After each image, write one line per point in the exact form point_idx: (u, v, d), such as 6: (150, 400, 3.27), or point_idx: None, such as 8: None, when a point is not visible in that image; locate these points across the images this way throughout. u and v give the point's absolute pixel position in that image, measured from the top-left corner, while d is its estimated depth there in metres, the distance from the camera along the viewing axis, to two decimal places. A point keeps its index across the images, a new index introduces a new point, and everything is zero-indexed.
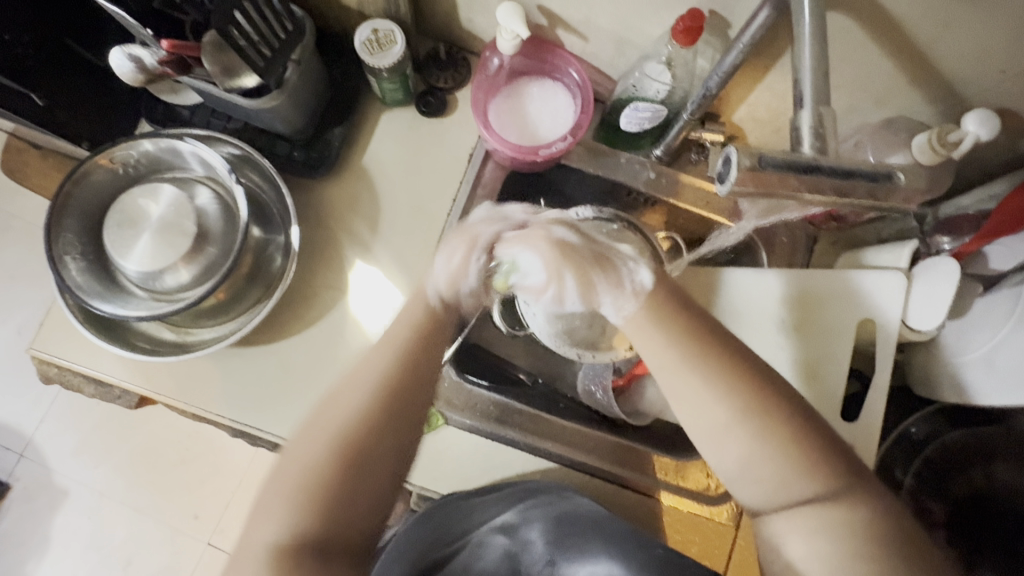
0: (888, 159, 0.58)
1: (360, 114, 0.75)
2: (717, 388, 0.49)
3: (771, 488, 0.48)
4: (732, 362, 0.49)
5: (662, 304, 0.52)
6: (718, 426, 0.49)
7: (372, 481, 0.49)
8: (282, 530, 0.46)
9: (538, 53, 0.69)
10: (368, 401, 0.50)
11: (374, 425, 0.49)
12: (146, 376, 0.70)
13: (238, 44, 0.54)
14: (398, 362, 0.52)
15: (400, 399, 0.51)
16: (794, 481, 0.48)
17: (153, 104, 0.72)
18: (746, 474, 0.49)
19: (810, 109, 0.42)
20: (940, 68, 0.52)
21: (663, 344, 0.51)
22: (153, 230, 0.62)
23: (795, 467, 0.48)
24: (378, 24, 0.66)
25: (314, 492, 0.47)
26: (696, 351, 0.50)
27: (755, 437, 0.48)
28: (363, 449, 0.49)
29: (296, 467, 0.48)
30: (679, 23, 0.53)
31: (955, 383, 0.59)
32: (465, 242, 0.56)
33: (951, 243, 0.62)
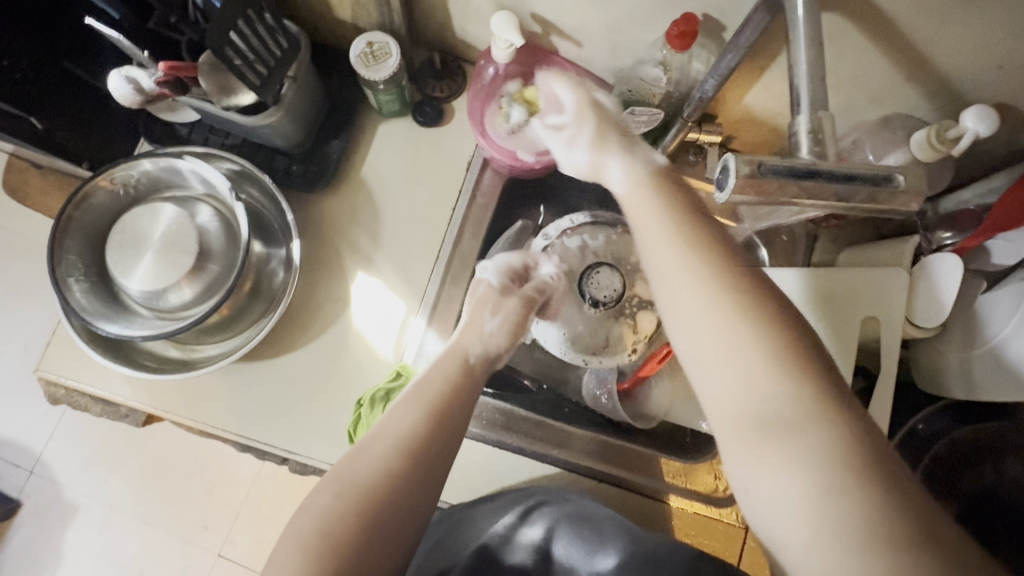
0: (887, 157, 0.59)
1: (357, 126, 0.75)
2: (697, 273, 0.43)
3: (751, 382, 0.40)
4: (725, 257, 0.43)
5: (662, 193, 0.47)
6: (689, 313, 0.43)
7: (392, 545, 0.47)
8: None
9: (534, 61, 0.70)
10: (395, 459, 0.48)
11: (400, 483, 0.48)
12: (152, 394, 0.70)
13: (233, 63, 0.54)
14: (425, 422, 0.51)
15: (419, 466, 0.49)
16: (768, 384, 0.39)
17: (152, 122, 0.73)
18: (713, 370, 0.42)
19: (807, 113, 0.41)
20: (937, 64, 0.51)
21: (643, 224, 0.46)
22: (155, 250, 0.62)
23: (773, 366, 0.39)
24: (372, 36, 0.66)
25: (325, 552, 0.45)
26: (683, 236, 0.44)
27: (725, 328, 0.41)
28: (384, 509, 0.47)
29: (313, 526, 0.46)
30: (673, 28, 0.54)
31: (962, 378, 0.59)
32: (491, 304, 0.62)
33: (953, 238, 0.62)
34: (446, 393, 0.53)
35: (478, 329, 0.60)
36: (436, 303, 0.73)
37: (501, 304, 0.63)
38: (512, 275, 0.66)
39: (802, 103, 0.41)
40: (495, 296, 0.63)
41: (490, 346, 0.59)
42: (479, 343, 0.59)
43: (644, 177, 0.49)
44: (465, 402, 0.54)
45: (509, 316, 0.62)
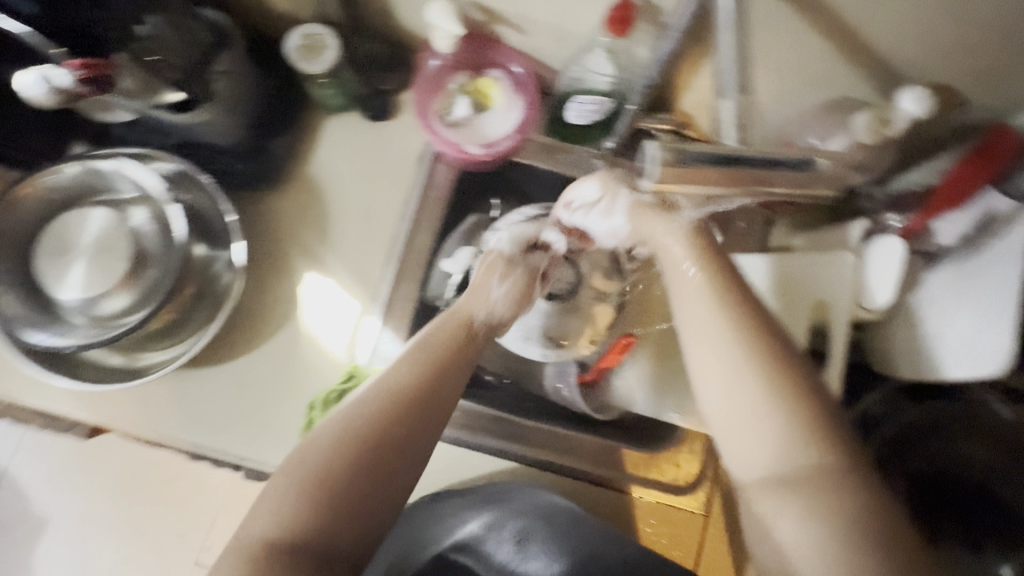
0: (832, 139, 0.57)
1: (303, 122, 0.73)
2: (733, 343, 0.47)
3: (774, 440, 0.44)
4: (764, 331, 0.48)
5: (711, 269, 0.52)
6: (722, 375, 0.47)
7: (382, 498, 0.45)
8: (278, 538, 0.42)
9: (480, 50, 0.68)
10: (391, 403, 0.47)
11: (396, 427, 0.46)
12: (95, 406, 0.68)
13: (145, 58, 0.54)
14: (423, 374, 0.49)
15: (416, 412, 0.47)
16: (795, 443, 0.44)
17: (85, 123, 0.69)
18: (736, 427, 0.46)
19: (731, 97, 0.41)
20: (871, 46, 0.52)
21: (696, 299, 0.51)
22: (87, 256, 0.60)
23: (798, 434, 0.44)
24: (310, 29, 0.64)
25: (313, 490, 0.43)
26: (727, 308, 0.49)
27: (755, 395, 0.46)
28: (378, 456, 0.45)
29: (299, 465, 0.44)
30: (612, 13, 0.54)
31: (909, 359, 0.60)
32: (493, 270, 0.62)
33: (899, 219, 0.60)
34: (442, 348, 0.52)
35: (484, 293, 0.60)
36: (390, 305, 0.71)
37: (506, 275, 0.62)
38: (524, 245, 0.66)
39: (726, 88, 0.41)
40: (500, 263, 0.62)
41: (496, 309, 0.59)
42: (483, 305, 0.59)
43: (687, 240, 0.55)
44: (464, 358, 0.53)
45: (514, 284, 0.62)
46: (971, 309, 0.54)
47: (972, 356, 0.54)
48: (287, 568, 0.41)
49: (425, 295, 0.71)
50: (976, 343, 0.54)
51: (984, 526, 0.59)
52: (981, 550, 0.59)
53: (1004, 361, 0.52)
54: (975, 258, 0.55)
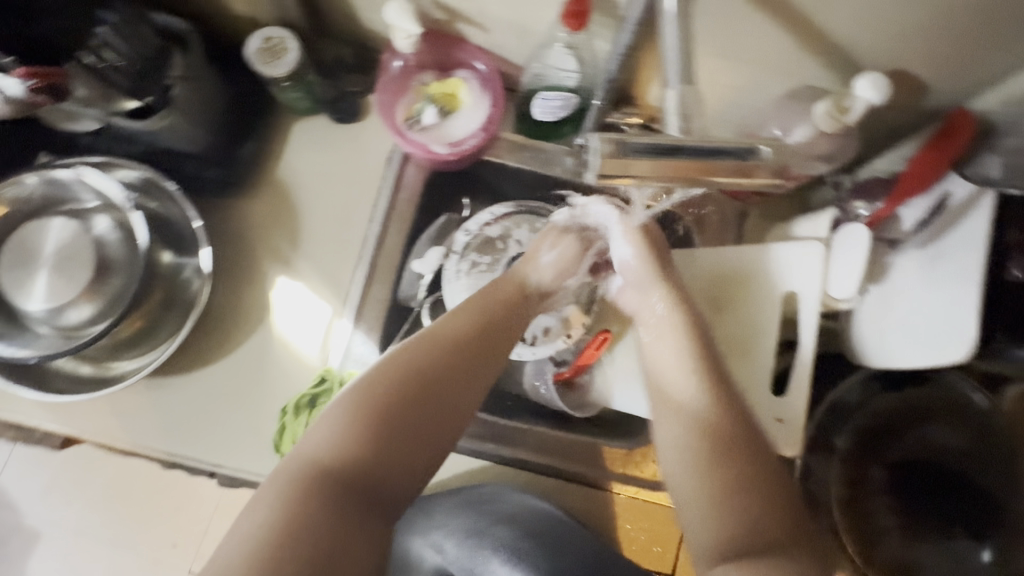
0: (794, 130, 0.58)
1: (271, 126, 0.73)
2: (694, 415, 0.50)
3: (720, 506, 0.46)
4: (727, 404, 0.51)
5: (682, 339, 0.56)
6: (681, 442, 0.50)
7: (424, 441, 0.48)
8: (330, 462, 0.45)
9: (442, 48, 0.68)
10: (443, 354, 0.51)
11: (457, 370, 0.51)
12: (66, 416, 0.68)
13: (96, 66, 0.53)
14: (471, 333, 0.54)
15: (478, 359, 0.53)
16: (754, 510, 0.45)
17: (53, 136, 0.68)
18: (693, 490, 0.48)
19: (676, 88, 0.42)
20: (828, 33, 0.52)
21: (666, 368, 0.54)
22: (50, 266, 0.60)
23: (748, 500, 0.46)
24: (270, 32, 0.64)
25: (379, 410, 0.47)
26: (694, 375, 0.53)
27: (710, 465, 0.48)
28: (426, 400, 0.49)
29: (355, 399, 0.48)
30: (565, 8, 0.53)
31: (877, 349, 0.59)
32: (545, 240, 0.66)
33: (867, 208, 0.60)
34: (491, 311, 0.57)
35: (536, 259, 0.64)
36: (361, 306, 0.70)
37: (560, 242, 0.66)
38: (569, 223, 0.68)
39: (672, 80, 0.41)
40: (551, 233, 0.67)
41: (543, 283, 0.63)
42: (535, 270, 0.63)
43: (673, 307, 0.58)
44: (508, 324, 0.57)
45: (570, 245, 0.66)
46: (932, 292, 0.55)
47: (936, 342, 0.54)
48: (340, 484, 0.45)
49: (398, 296, 0.71)
50: (937, 328, 0.54)
51: (953, 510, 0.61)
52: (952, 536, 0.60)
53: (966, 346, 0.51)
54: (933, 243, 0.55)
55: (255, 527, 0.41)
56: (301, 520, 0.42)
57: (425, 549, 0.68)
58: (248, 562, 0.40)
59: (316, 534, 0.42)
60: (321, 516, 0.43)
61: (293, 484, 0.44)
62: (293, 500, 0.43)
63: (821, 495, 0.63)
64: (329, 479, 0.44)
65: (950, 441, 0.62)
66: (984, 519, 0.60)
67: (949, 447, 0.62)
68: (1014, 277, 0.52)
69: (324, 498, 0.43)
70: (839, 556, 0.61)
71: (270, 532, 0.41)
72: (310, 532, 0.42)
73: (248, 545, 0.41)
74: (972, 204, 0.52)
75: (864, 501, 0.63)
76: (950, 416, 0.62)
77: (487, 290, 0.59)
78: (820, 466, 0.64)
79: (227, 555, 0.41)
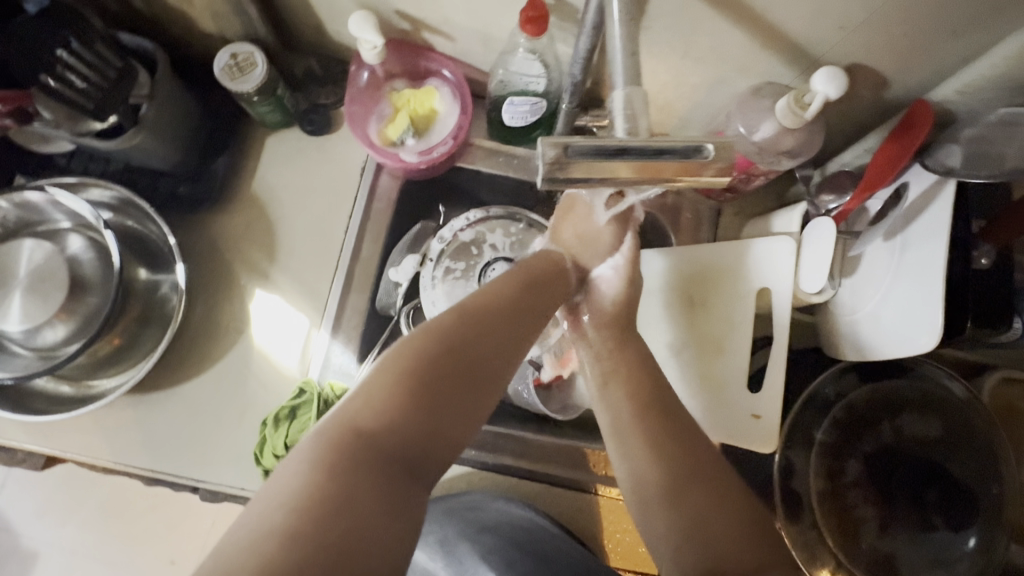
0: (760, 128, 0.58)
1: (244, 141, 0.73)
2: (649, 444, 0.50)
3: (687, 535, 0.45)
4: (678, 433, 0.50)
5: (630, 386, 0.54)
6: (638, 472, 0.49)
7: (462, 410, 0.46)
8: (369, 425, 0.42)
9: (410, 56, 0.69)
10: (484, 323, 0.50)
11: (493, 339, 0.49)
12: (47, 435, 0.68)
13: (58, 91, 0.54)
14: (511, 303, 0.52)
15: (517, 330, 0.51)
16: (727, 559, 0.43)
17: (25, 157, 0.69)
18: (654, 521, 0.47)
19: (621, 90, 0.43)
20: (783, 30, 0.52)
21: (618, 416, 0.53)
22: (23, 288, 0.61)
23: (705, 531, 0.45)
24: (236, 48, 0.64)
25: (413, 378, 0.45)
26: (638, 405, 0.52)
27: (673, 514, 0.46)
28: (464, 369, 0.47)
29: (393, 364, 0.45)
30: (523, 14, 0.52)
31: (851, 338, 0.60)
32: (570, 218, 0.63)
33: (835, 202, 0.62)
34: (530, 282, 0.55)
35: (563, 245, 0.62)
36: (339, 316, 0.71)
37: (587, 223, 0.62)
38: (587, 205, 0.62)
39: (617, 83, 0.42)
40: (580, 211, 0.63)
41: (579, 262, 0.61)
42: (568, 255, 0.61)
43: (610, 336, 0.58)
44: (545, 298, 0.55)
45: (608, 230, 0.62)
46: (899, 282, 0.54)
47: (907, 331, 0.53)
48: (371, 453, 0.41)
49: (376, 306, 0.71)
50: (907, 319, 0.53)
51: (932, 500, 0.61)
52: (932, 526, 0.61)
53: (935, 335, 0.50)
54: (900, 233, 0.55)
55: (291, 489, 0.39)
56: (338, 482, 0.39)
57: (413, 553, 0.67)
58: (286, 521, 0.37)
59: (355, 498, 0.39)
60: (358, 481, 0.40)
61: (330, 445, 0.41)
62: (331, 461, 0.40)
63: (802, 491, 0.63)
64: (360, 448, 0.41)
65: (924, 431, 0.62)
66: (961, 507, 0.60)
67: (925, 437, 0.62)
68: (981, 265, 0.53)
69: (357, 467, 0.40)
70: (821, 552, 0.61)
71: (307, 493, 0.38)
72: (348, 494, 0.39)
73: (284, 505, 0.38)
74: (934, 194, 0.52)
75: (844, 495, 0.63)
76: (924, 406, 0.62)
77: (524, 263, 0.58)
78: (799, 461, 0.63)
79: (261, 515, 0.38)
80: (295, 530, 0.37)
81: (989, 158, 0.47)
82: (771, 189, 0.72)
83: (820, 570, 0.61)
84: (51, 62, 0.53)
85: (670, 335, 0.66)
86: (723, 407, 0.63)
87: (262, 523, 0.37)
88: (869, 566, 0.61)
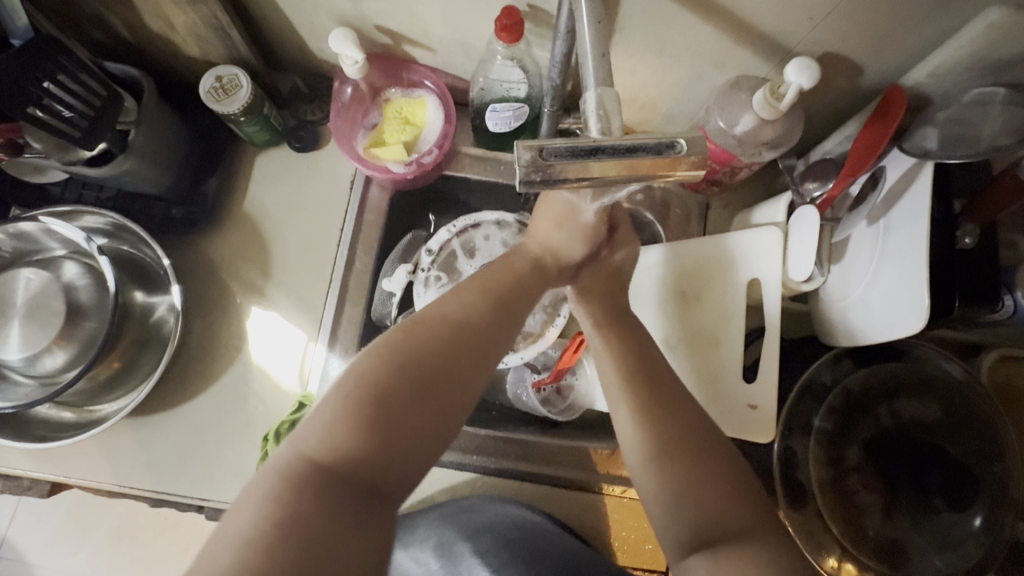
0: (739, 120, 0.59)
1: (234, 161, 0.74)
2: (645, 410, 0.51)
3: (680, 493, 0.47)
4: (671, 397, 0.52)
5: (617, 353, 0.55)
6: (635, 450, 0.50)
7: (423, 429, 0.46)
8: (321, 454, 0.43)
9: (392, 68, 0.70)
10: (442, 337, 0.49)
11: (452, 355, 0.49)
12: (53, 461, 0.69)
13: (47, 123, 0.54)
14: (474, 314, 0.52)
15: (476, 343, 0.51)
16: (715, 508, 0.46)
17: (19, 188, 0.69)
18: (659, 493, 0.48)
19: (595, 91, 0.43)
20: (755, 24, 0.53)
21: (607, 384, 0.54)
22: (22, 316, 0.62)
23: (706, 489, 0.47)
24: (221, 70, 0.65)
25: (367, 401, 0.45)
26: (635, 376, 0.53)
27: (671, 472, 0.48)
28: (422, 384, 0.47)
29: (344, 387, 0.45)
30: (497, 23, 0.53)
31: (844, 324, 0.60)
32: (547, 219, 0.60)
33: (819, 188, 0.62)
34: (500, 290, 0.55)
35: (551, 241, 0.59)
36: (335, 327, 0.71)
37: (568, 232, 0.59)
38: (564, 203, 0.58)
39: (591, 83, 0.43)
40: (557, 207, 0.59)
41: (552, 270, 0.59)
42: (548, 252, 0.59)
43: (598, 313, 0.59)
44: (514, 304, 0.55)
45: (582, 238, 0.59)
46: (886, 266, 0.55)
47: (896, 313, 0.53)
48: (323, 481, 0.42)
49: (372, 316, 0.71)
50: (892, 303, 0.53)
51: (932, 482, 0.61)
52: (934, 509, 0.61)
53: (923, 313, 0.50)
54: (882, 217, 0.56)
55: (240, 521, 0.39)
56: (288, 508, 0.40)
57: (407, 561, 0.67)
58: (231, 557, 0.37)
59: (307, 525, 0.39)
60: (309, 511, 0.40)
61: (280, 476, 0.41)
62: (282, 492, 0.41)
63: (803, 478, 0.63)
64: (311, 479, 0.42)
65: (921, 412, 0.62)
66: (963, 489, 0.60)
67: (923, 419, 0.62)
68: (964, 245, 0.54)
69: (307, 496, 0.41)
70: (826, 540, 0.61)
71: (257, 524, 0.39)
72: (300, 520, 0.39)
73: (235, 537, 0.38)
74: (913, 176, 0.53)
75: (845, 483, 0.63)
76: (920, 388, 0.63)
77: (494, 269, 0.57)
78: (800, 450, 0.63)
79: (211, 552, 0.38)
80: (244, 564, 0.37)
81: (966, 139, 0.47)
82: (757, 180, 0.72)
83: (827, 559, 0.60)
84: (36, 93, 0.53)
85: (667, 331, 0.66)
86: (721, 399, 0.63)
87: (212, 561, 0.37)
88: (876, 551, 0.60)
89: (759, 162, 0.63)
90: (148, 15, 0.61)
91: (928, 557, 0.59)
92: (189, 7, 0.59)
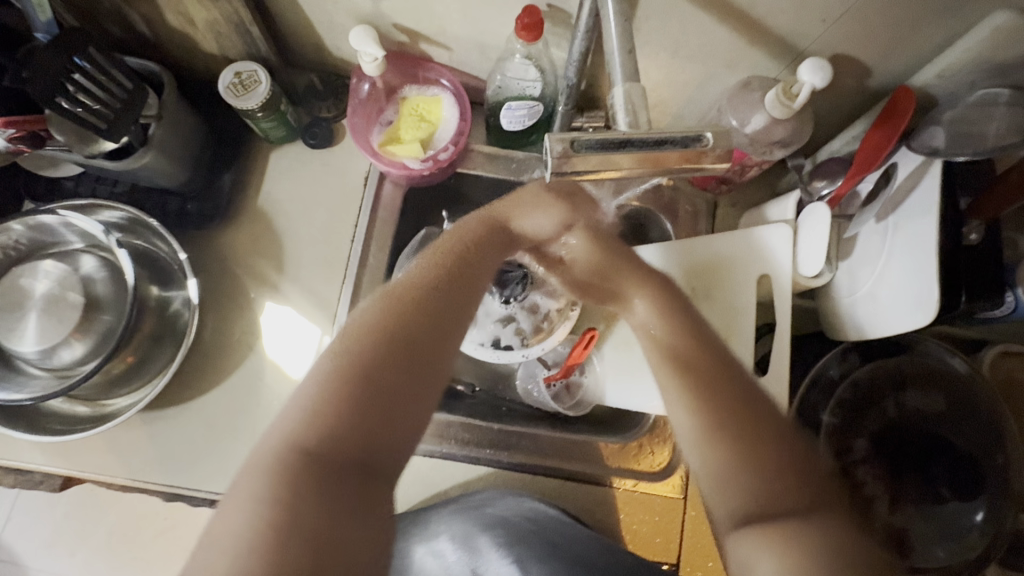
0: (751, 120, 0.60)
1: (249, 157, 0.75)
2: (693, 387, 0.51)
3: (733, 472, 0.47)
4: (727, 371, 0.52)
5: (665, 316, 0.56)
6: (685, 428, 0.51)
7: (410, 396, 0.47)
8: (312, 446, 0.43)
9: (409, 66, 0.71)
10: (410, 308, 0.50)
11: (421, 322, 0.49)
12: (66, 455, 0.69)
13: (75, 115, 0.55)
14: (425, 282, 0.51)
15: (441, 309, 0.51)
16: (772, 490, 0.46)
17: (33, 182, 0.70)
18: (712, 472, 0.48)
19: (622, 86, 0.46)
20: (768, 25, 0.54)
21: (664, 352, 0.54)
22: (39, 309, 0.62)
23: (760, 472, 0.47)
24: (240, 67, 0.66)
25: (342, 379, 0.45)
26: (691, 352, 0.53)
27: (724, 450, 0.48)
28: (398, 355, 0.47)
29: (326, 373, 0.46)
30: (518, 21, 0.54)
31: (853, 318, 0.62)
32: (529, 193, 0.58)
33: (827, 187, 0.64)
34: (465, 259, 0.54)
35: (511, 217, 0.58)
36: None
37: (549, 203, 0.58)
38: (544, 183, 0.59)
39: (617, 78, 0.46)
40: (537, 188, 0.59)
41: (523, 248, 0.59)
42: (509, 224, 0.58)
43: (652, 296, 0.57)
44: (474, 270, 0.54)
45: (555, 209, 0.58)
46: (896, 260, 0.56)
47: (907, 307, 0.54)
48: (317, 473, 0.42)
49: None
50: (903, 296, 0.55)
51: (938, 474, 0.63)
52: (942, 499, 0.62)
53: (930, 309, 0.52)
54: (891, 214, 0.57)
55: (234, 522, 0.39)
56: (287, 505, 0.40)
57: (420, 555, 0.67)
58: (230, 552, 0.38)
59: (306, 516, 0.40)
60: (309, 505, 0.41)
61: (273, 470, 0.42)
62: (274, 491, 0.41)
63: None
64: (300, 473, 0.42)
65: (928, 404, 0.64)
66: (968, 480, 0.62)
67: (929, 411, 0.64)
68: (970, 241, 0.56)
69: (299, 493, 0.41)
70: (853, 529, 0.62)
71: (255, 523, 0.39)
72: (298, 516, 0.40)
73: (234, 538, 0.39)
74: (920, 175, 0.55)
75: (853, 473, 0.64)
76: (925, 380, 0.64)
77: (453, 239, 0.56)
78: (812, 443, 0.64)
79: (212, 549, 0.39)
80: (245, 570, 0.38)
81: (973, 137, 0.49)
82: (764, 180, 0.74)
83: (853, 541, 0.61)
84: (64, 84, 0.54)
85: None
86: None
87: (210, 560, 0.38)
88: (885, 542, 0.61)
89: (770, 160, 0.64)
90: (169, 11, 0.62)
91: (934, 547, 0.61)
92: (212, 4, 0.60)
